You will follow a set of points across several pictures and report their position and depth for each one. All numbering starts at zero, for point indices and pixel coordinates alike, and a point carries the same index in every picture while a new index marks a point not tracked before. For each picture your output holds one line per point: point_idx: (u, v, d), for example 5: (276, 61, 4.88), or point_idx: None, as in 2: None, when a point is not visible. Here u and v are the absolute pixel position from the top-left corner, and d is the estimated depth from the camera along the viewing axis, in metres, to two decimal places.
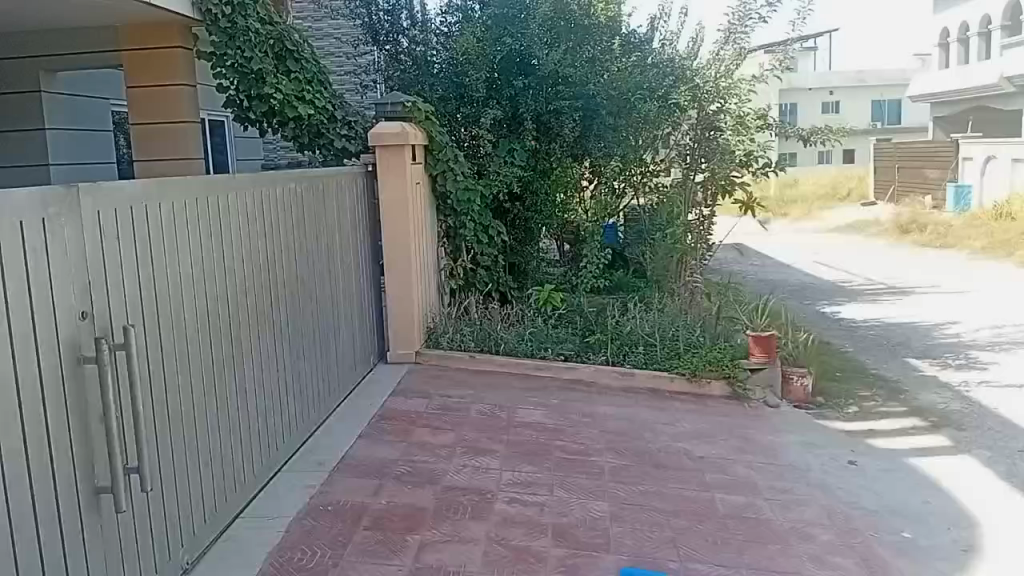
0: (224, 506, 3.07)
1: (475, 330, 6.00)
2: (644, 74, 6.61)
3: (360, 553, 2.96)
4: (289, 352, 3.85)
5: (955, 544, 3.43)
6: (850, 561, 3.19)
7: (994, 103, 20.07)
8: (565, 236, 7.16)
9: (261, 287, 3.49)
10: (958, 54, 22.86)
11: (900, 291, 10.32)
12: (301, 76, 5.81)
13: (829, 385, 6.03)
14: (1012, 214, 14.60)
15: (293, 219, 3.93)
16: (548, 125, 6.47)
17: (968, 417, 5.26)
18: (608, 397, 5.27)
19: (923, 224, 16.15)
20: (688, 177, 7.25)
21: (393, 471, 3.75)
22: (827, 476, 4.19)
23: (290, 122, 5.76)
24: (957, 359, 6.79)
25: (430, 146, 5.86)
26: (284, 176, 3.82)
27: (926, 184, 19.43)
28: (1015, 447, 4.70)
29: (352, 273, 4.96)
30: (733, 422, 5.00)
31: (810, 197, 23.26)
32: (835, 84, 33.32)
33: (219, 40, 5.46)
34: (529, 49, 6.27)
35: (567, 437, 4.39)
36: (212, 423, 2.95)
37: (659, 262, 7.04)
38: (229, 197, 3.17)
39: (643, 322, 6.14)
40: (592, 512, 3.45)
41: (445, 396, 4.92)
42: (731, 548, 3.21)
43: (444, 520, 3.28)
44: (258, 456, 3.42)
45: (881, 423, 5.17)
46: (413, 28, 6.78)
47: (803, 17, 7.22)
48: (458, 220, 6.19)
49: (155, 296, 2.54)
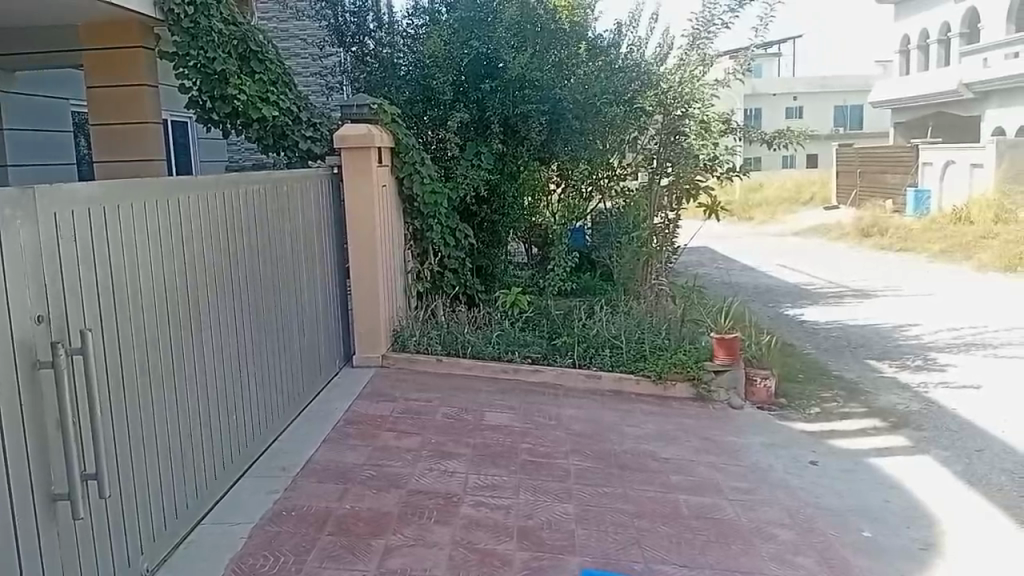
0: (185, 511, 3.02)
1: (441, 333, 5.99)
2: (610, 79, 6.65)
3: (324, 558, 2.93)
4: (253, 354, 3.81)
5: (912, 543, 3.49)
6: (811, 560, 3.23)
7: (952, 109, 20.51)
8: (534, 238, 7.25)
9: (223, 289, 3.45)
10: (919, 61, 23.33)
11: (861, 294, 10.49)
12: (266, 77, 5.74)
13: (792, 386, 6.11)
14: (970, 218, 14.89)
15: (257, 222, 3.89)
16: (515, 128, 6.47)
17: (925, 417, 5.36)
18: (574, 399, 5.29)
19: (884, 228, 16.43)
20: (653, 181, 7.35)
21: (357, 475, 3.72)
22: (789, 476, 4.24)
23: (253, 124, 5.69)
24: (916, 360, 6.92)
25: (396, 148, 5.84)
26: (248, 177, 3.78)
27: (887, 188, 19.78)
28: (972, 446, 4.80)
29: (317, 275, 4.92)
30: (697, 424, 5.05)
31: (774, 201, 23.55)
32: (799, 89, 33.80)
33: (182, 40, 5.39)
34: (496, 53, 6.22)
35: (533, 440, 4.40)
36: (173, 427, 2.91)
37: (626, 268, 7.00)
38: (190, 197, 3.12)
39: (610, 325, 6.18)
40: (557, 515, 3.45)
41: (410, 400, 4.90)
42: (694, 548, 3.24)
43: (409, 524, 3.26)
44: (220, 460, 3.38)
45: (842, 424, 5.25)
46: (379, 30, 6.74)
47: (765, 23, 7.24)
48: (425, 223, 6.18)
49: (113, 298, 2.49)
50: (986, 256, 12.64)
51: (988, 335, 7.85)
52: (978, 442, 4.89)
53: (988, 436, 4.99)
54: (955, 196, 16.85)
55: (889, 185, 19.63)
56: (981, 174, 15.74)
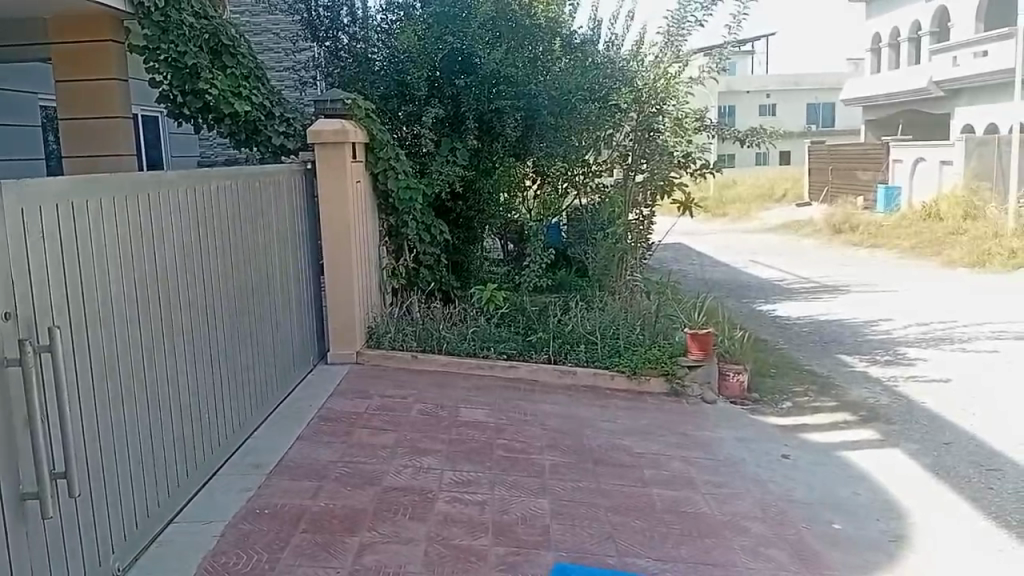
0: (156, 510, 2.99)
1: (417, 330, 5.97)
2: (586, 75, 6.64)
3: (298, 556, 2.92)
4: (225, 352, 3.77)
5: (883, 535, 3.54)
6: (783, 553, 3.26)
7: (922, 107, 20.81)
8: (509, 234, 7.22)
9: (195, 285, 3.41)
10: (890, 59, 23.61)
11: (833, 289, 10.60)
12: (238, 71, 5.69)
13: (764, 380, 6.18)
14: (939, 214, 15.13)
15: (229, 218, 3.86)
16: (490, 124, 6.44)
17: (895, 410, 5.44)
18: (549, 395, 5.30)
19: (855, 224, 16.65)
20: (628, 177, 7.41)
21: (332, 473, 3.71)
22: (761, 470, 4.29)
23: (226, 119, 5.67)
24: (886, 355, 7.02)
25: (371, 144, 5.80)
26: (220, 172, 3.75)
27: (859, 185, 20.01)
28: (941, 439, 4.87)
29: (291, 271, 4.89)
30: (671, 418, 5.09)
31: (747, 198, 23.76)
32: (772, 87, 34.11)
33: (151, 34, 5.28)
34: (470, 48, 6.18)
35: (508, 436, 4.41)
36: (144, 426, 2.88)
37: (601, 262, 7.00)
38: (160, 193, 3.08)
39: (585, 320, 6.19)
40: (532, 510, 3.46)
41: (385, 396, 4.89)
42: (668, 542, 3.26)
43: (384, 521, 3.25)
44: (192, 458, 3.35)
45: (813, 418, 5.32)
46: (353, 25, 6.69)
47: (739, 20, 7.36)
48: (400, 219, 6.17)
49: (82, 296, 2.46)
50: (955, 253, 12.84)
51: (957, 329, 7.98)
52: (946, 435, 4.97)
53: (956, 429, 5.07)
54: (925, 192, 17.08)
55: (860, 182, 19.87)
56: (950, 171, 15.96)
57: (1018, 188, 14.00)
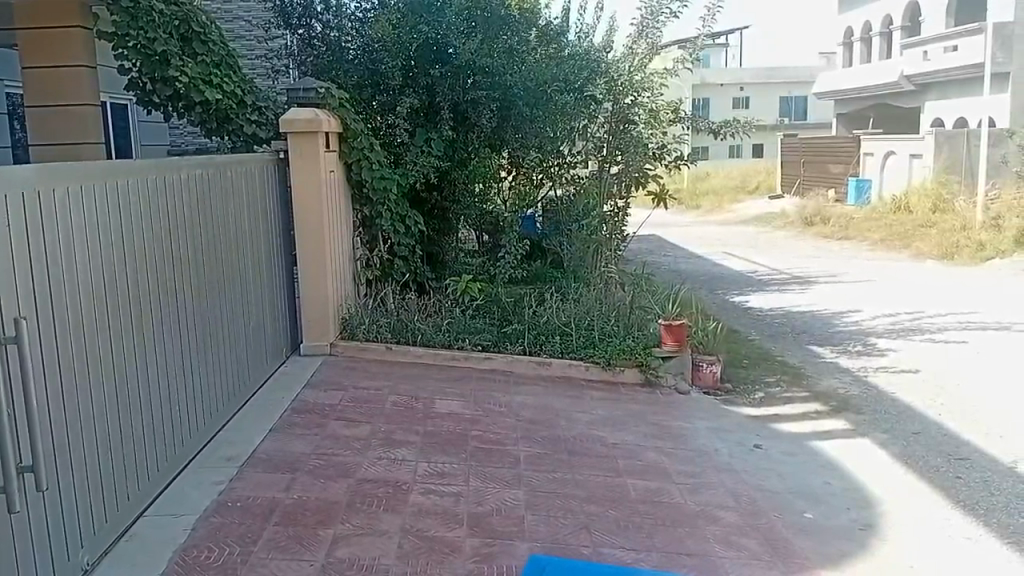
0: (126, 503, 2.95)
1: (391, 321, 5.94)
2: (561, 66, 6.66)
3: (271, 549, 2.89)
4: (196, 344, 3.73)
5: (853, 524, 3.59)
6: (754, 541, 3.30)
7: (894, 101, 21.04)
8: (485, 226, 7.12)
9: (165, 276, 3.37)
10: (862, 53, 23.83)
11: (805, 281, 10.70)
12: (209, 59, 5.60)
13: (736, 371, 6.23)
14: (909, 208, 15.31)
15: (200, 208, 3.81)
16: (465, 114, 6.42)
17: (865, 400, 5.51)
18: (523, 386, 5.31)
19: (826, 217, 16.82)
20: (603, 169, 7.43)
21: (305, 465, 3.68)
22: (733, 460, 4.33)
23: (196, 107, 5.56)
24: (857, 346, 7.10)
25: (344, 133, 5.77)
26: (190, 162, 3.69)
27: (830, 178, 20.20)
28: (909, 429, 4.94)
29: (262, 263, 4.82)
30: (645, 409, 5.11)
31: (721, 190, 23.88)
32: (746, 80, 34.32)
33: (122, 20, 5.19)
34: (445, 38, 6.19)
35: (483, 427, 4.40)
36: (113, 419, 2.83)
37: (575, 254, 7.06)
38: (129, 181, 3.03)
39: (560, 311, 6.19)
40: (507, 501, 3.46)
41: (359, 388, 4.86)
42: (641, 532, 3.28)
43: (357, 513, 3.24)
44: (163, 451, 3.31)
45: (785, 408, 5.37)
46: (326, 13, 6.58)
47: (712, 14, 7.50)
48: (374, 210, 6.08)
49: (49, 285, 2.41)
50: (924, 246, 13.04)
51: (925, 321, 8.10)
52: (915, 425, 5.04)
53: (924, 419, 5.15)
54: (894, 185, 17.30)
55: (832, 175, 20.07)
56: (919, 165, 16.16)
57: (986, 181, 14.24)
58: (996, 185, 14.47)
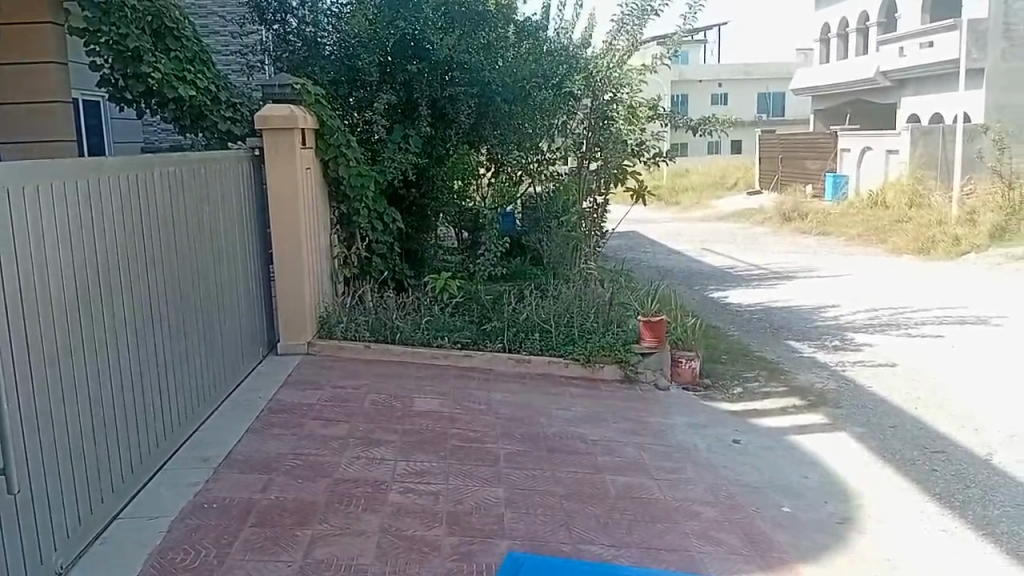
0: (100, 506, 2.90)
1: (369, 319, 5.90)
2: (539, 62, 6.66)
3: (247, 550, 2.86)
4: (171, 344, 3.67)
5: (831, 518, 3.60)
6: (733, 536, 3.30)
7: (871, 97, 21.22)
8: (464, 223, 7.14)
9: (139, 275, 3.31)
10: (839, 49, 23.98)
11: (783, 276, 10.77)
12: (182, 54, 5.54)
13: (715, 366, 6.25)
14: (886, 204, 15.47)
15: (174, 206, 3.75)
16: (443, 111, 6.40)
17: (843, 395, 5.54)
18: (503, 384, 5.29)
19: (804, 213, 16.95)
20: (582, 166, 7.38)
21: (283, 465, 3.64)
22: (712, 455, 4.34)
23: (169, 104, 5.49)
24: (835, 340, 7.15)
25: (321, 130, 5.69)
26: (163, 159, 3.63)
27: (808, 174, 20.34)
28: (886, 423, 4.98)
29: (238, 262, 4.76)
30: (624, 405, 5.11)
31: (699, 186, 23.99)
32: (724, 77, 34.49)
33: (93, 16, 5.12)
34: (423, 34, 6.12)
35: (463, 425, 4.38)
36: (86, 420, 2.78)
37: (557, 252, 7.06)
38: (100, 179, 2.98)
39: (539, 308, 6.17)
40: (486, 499, 3.45)
41: (337, 387, 4.82)
42: (622, 528, 3.27)
43: (336, 513, 3.21)
44: (137, 452, 3.26)
45: (763, 404, 5.38)
46: (301, 8, 6.50)
47: (694, 12, 7.42)
48: (351, 207, 6.07)
49: (20, 284, 2.36)
50: (901, 240, 13.18)
51: (903, 315, 8.17)
52: (892, 418, 5.08)
53: (902, 413, 5.19)
54: (871, 181, 17.46)
55: (809, 171, 20.24)
56: (895, 160, 16.34)
57: (961, 176, 14.41)
58: (970, 180, 14.66)
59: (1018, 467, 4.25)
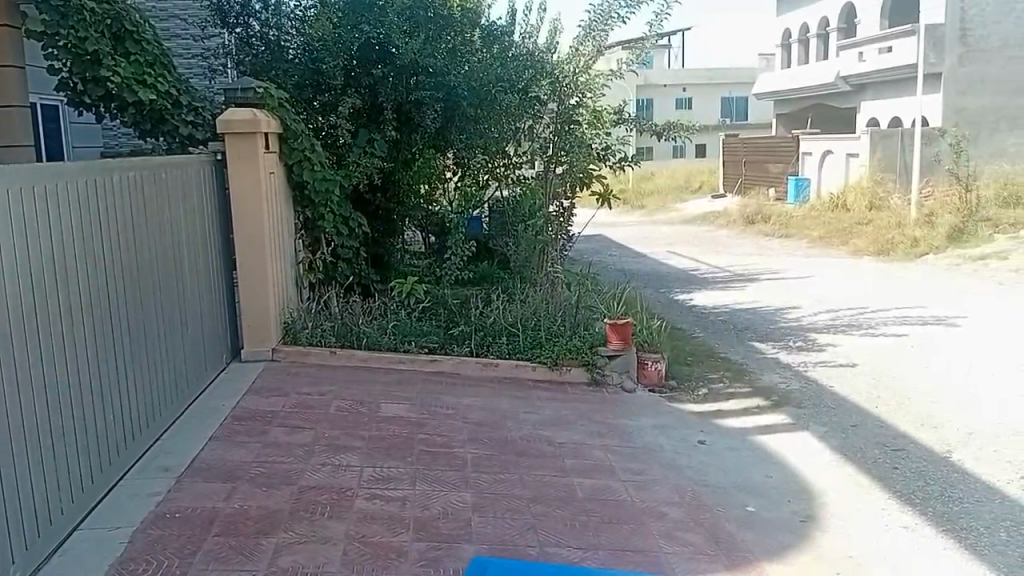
0: (59, 518, 2.83)
1: (335, 324, 5.86)
2: (504, 66, 6.60)
3: (211, 560, 2.82)
4: (131, 352, 3.61)
5: (794, 516, 3.65)
6: (697, 536, 3.33)
7: (831, 101, 21.58)
8: (430, 226, 7.12)
9: (97, 282, 3.25)
10: (800, 55, 24.34)
11: (747, 278, 10.88)
12: (142, 58, 5.45)
13: (680, 368, 6.30)
14: (846, 205, 15.76)
15: (134, 213, 3.69)
16: (408, 115, 6.39)
17: (805, 395, 5.63)
18: (469, 388, 5.28)
19: (767, 215, 17.20)
20: (549, 169, 7.28)
21: (247, 473, 3.60)
22: (678, 456, 4.37)
23: (129, 108, 5.41)
24: (797, 341, 7.24)
25: (284, 134, 5.65)
26: (122, 164, 3.57)
27: (771, 177, 20.61)
28: (848, 422, 5.06)
29: (200, 268, 4.69)
30: (591, 408, 5.13)
31: (664, 190, 24.21)
32: (687, 82, 34.83)
33: (50, 19, 5.06)
34: (388, 38, 6.10)
35: (429, 430, 4.36)
36: (44, 428, 2.72)
37: (522, 254, 6.99)
38: (57, 185, 2.91)
39: (506, 312, 6.19)
40: (453, 504, 3.44)
41: (302, 394, 4.78)
42: (589, 530, 3.29)
43: (300, 520, 3.18)
44: (97, 463, 3.20)
45: (727, 404, 5.44)
46: (265, 11, 6.45)
47: (660, 19, 7.44)
48: (316, 212, 6.03)
49: None
50: (861, 242, 13.40)
51: (863, 316, 8.30)
52: (853, 417, 5.16)
53: (863, 412, 5.27)
54: (832, 184, 17.72)
55: (772, 174, 20.52)
56: (855, 164, 16.63)
57: (919, 179, 14.67)
58: (929, 182, 14.93)
59: (976, 464, 4.34)
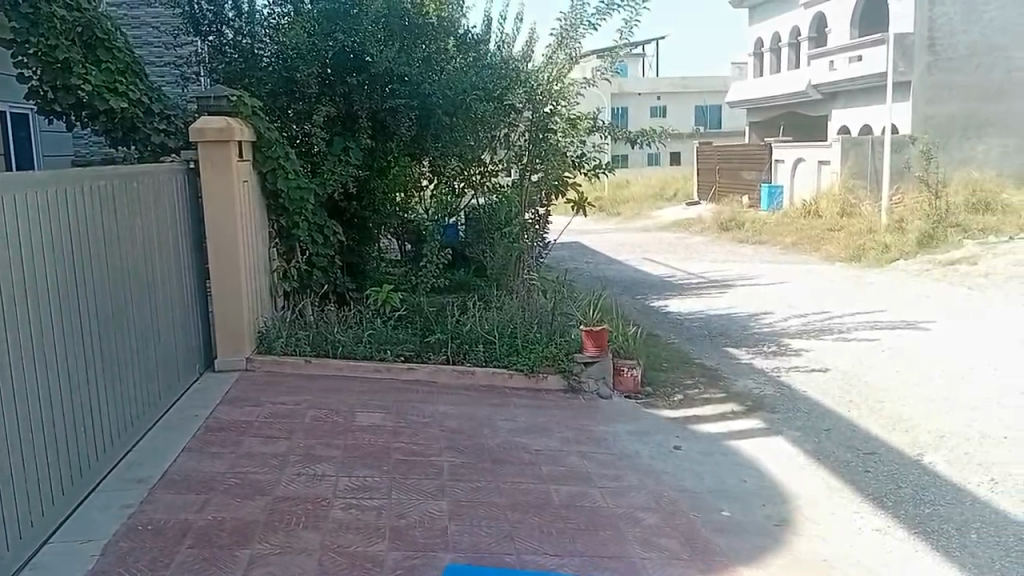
0: (29, 530, 2.79)
1: (310, 333, 5.82)
2: (477, 74, 6.66)
3: (184, 572, 2.79)
4: (103, 362, 3.57)
5: (769, 520, 3.69)
6: (673, 541, 3.34)
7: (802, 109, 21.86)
8: (406, 234, 7.20)
9: (69, 291, 3.22)
10: (772, 63, 24.61)
11: (721, 285, 10.97)
12: (113, 65, 5.40)
13: (656, 374, 6.34)
14: (818, 212, 15.95)
15: (105, 222, 3.65)
16: (383, 122, 6.39)
17: (778, 399, 5.68)
18: (446, 396, 5.28)
19: (740, 222, 17.39)
20: (524, 176, 7.20)
21: (221, 484, 3.57)
22: (653, 461, 4.40)
23: (100, 116, 5.37)
24: (771, 346, 7.32)
25: (257, 142, 5.66)
26: (94, 172, 3.54)
27: (745, 184, 20.81)
28: (821, 425, 5.12)
29: (172, 276, 4.65)
30: (567, 415, 5.14)
31: (639, 198, 24.36)
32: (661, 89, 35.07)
33: (20, 27, 4.95)
34: (362, 47, 6.11)
35: (405, 439, 4.35)
36: (14, 440, 2.67)
37: (499, 259, 6.97)
38: (26, 192, 2.88)
39: (483, 320, 6.19)
40: (430, 513, 3.43)
41: (277, 403, 4.74)
42: (566, 537, 3.29)
43: (275, 531, 3.15)
44: (68, 474, 3.16)
45: (702, 409, 5.48)
46: (238, 19, 6.41)
47: (630, 27, 7.37)
48: (291, 220, 5.98)
49: None
50: (833, 248, 13.57)
51: (834, 321, 8.40)
52: (825, 421, 5.22)
53: (835, 416, 5.33)
54: (804, 191, 17.94)
55: (745, 181, 20.71)
56: (826, 171, 16.85)
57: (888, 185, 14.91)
58: (898, 189, 15.16)
59: (946, 466, 4.41)
